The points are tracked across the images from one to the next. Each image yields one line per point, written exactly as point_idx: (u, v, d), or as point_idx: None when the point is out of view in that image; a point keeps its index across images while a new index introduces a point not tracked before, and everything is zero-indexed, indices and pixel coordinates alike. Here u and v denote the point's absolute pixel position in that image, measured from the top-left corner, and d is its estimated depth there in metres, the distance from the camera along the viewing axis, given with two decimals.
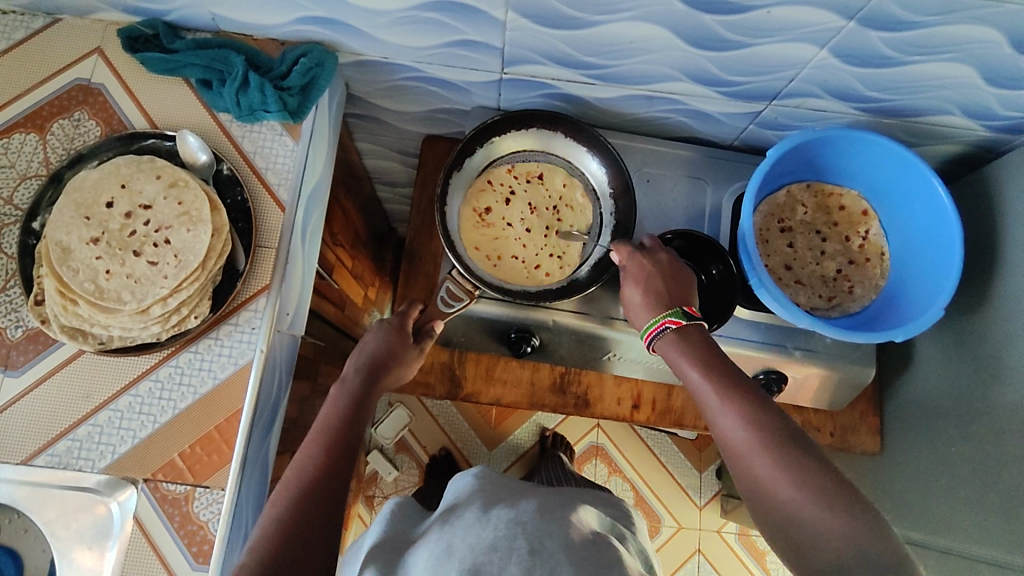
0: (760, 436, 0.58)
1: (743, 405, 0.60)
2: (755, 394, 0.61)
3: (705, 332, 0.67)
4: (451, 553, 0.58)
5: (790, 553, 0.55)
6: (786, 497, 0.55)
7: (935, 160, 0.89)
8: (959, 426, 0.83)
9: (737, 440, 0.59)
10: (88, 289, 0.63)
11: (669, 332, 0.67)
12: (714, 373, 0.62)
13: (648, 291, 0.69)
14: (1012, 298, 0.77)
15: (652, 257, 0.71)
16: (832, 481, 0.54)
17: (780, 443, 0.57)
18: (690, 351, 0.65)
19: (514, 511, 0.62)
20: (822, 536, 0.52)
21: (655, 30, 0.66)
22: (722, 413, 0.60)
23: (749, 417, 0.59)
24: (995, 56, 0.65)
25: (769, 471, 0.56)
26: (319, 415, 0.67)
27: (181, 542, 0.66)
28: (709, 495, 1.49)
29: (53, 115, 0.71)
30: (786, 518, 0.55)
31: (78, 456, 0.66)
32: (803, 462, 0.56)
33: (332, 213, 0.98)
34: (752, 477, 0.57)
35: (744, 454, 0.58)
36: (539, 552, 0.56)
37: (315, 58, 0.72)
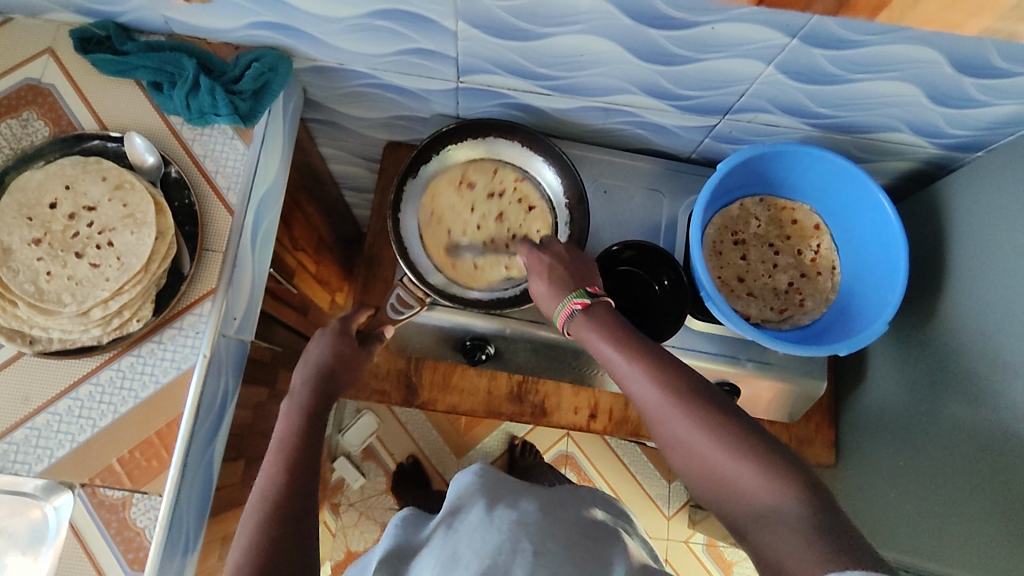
0: (684, 403, 0.56)
1: (654, 370, 0.58)
2: (667, 357, 0.60)
3: (612, 308, 0.65)
4: (457, 561, 0.58)
5: (724, 512, 0.54)
6: (711, 457, 0.54)
7: (889, 176, 0.90)
8: (910, 441, 0.83)
9: (655, 407, 0.57)
10: (27, 290, 0.63)
11: (579, 314, 0.64)
12: (627, 348, 0.60)
13: (551, 280, 0.68)
14: (959, 315, 0.78)
15: (548, 249, 0.72)
16: (751, 433, 0.54)
17: (699, 406, 0.56)
18: (603, 327, 0.63)
19: (517, 512, 0.62)
20: (748, 492, 0.51)
21: (605, 43, 0.67)
22: (637, 382, 0.59)
23: (661, 381, 0.58)
24: (936, 76, 0.67)
25: (697, 439, 0.55)
26: (275, 431, 0.64)
27: (117, 548, 0.65)
28: (677, 506, 1.49)
29: (0, 114, 0.70)
30: (713, 479, 0.54)
31: (14, 460, 0.65)
32: (720, 418, 0.55)
33: (292, 218, 0.98)
34: (674, 441, 0.56)
35: (664, 419, 0.57)
36: (542, 555, 0.57)
37: (268, 62, 0.73)
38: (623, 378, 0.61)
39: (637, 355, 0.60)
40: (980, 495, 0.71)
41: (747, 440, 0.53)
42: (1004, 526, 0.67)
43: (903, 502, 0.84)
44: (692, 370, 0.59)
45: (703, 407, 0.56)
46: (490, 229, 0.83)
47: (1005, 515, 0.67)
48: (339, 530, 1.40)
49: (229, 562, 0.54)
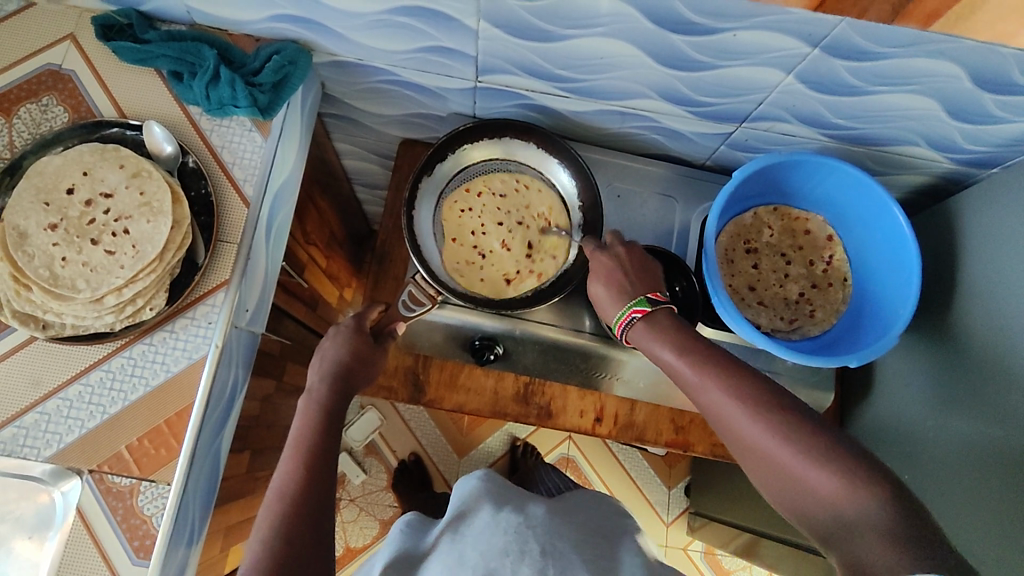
0: (754, 408, 0.56)
1: (728, 384, 0.58)
2: (740, 367, 0.60)
3: (676, 315, 0.66)
4: (464, 563, 0.59)
5: (808, 523, 0.53)
6: (788, 463, 0.53)
7: (903, 189, 0.90)
8: (916, 456, 0.83)
9: (730, 417, 0.58)
10: (42, 275, 0.63)
11: (638, 323, 0.66)
12: (691, 355, 0.61)
13: (613, 286, 0.68)
14: (969, 330, 0.78)
15: (610, 252, 0.70)
16: (829, 438, 0.53)
17: (764, 409, 0.56)
18: (665, 338, 0.64)
19: (523, 516, 0.64)
20: (825, 495, 0.51)
21: (626, 47, 0.67)
22: (709, 396, 0.59)
23: (736, 393, 0.58)
24: (957, 91, 0.67)
25: (767, 444, 0.55)
26: (291, 429, 0.64)
27: (123, 536, 0.65)
28: (676, 512, 1.49)
29: (20, 98, 0.71)
30: (799, 495, 0.53)
31: (24, 444, 0.65)
32: (796, 423, 0.55)
33: (305, 211, 0.98)
34: (751, 451, 0.56)
35: (731, 424, 0.57)
36: (551, 554, 0.59)
37: (288, 56, 0.73)
38: (695, 393, 0.61)
39: (703, 363, 0.60)
40: (984, 512, 0.72)
41: (822, 444, 0.53)
42: (1006, 544, 0.68)
43: None
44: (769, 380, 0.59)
45: (784, 422, 0.55)
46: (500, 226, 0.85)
47: (1008, 532, 0.68)
48: (338, 526, 1.40)
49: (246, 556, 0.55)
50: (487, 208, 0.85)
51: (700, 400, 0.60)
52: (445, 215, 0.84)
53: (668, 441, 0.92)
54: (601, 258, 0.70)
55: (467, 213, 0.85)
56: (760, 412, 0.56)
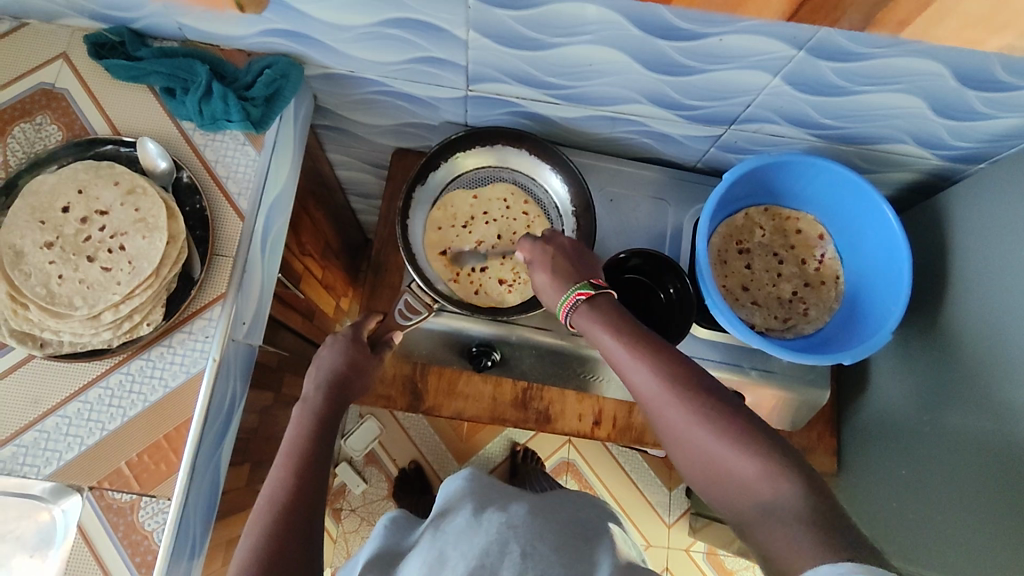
0: (684, 395, 0.57)
1: (689, 401, 0.56)
2: (703, 384, 0.57)
3: (616, 301, 0.66)
4: (444, 561, 0.60)
5: (730, 510, 0.55)
6: (747, 479, 0.52)
7: (892, 187, 0.91)
8: (911, 450, 0.84)
9: (674, 421, 0.57)
10: (39, 293, 0.63)
11: (580, 306, 0.65)
12: (629, 340, 0.61)
13: (557, 271, 0.68)
14: (960, 324, 0.78)
15: (554, 240, 0.71)
16: (777, 445, 0.53)
17: (694, 396, 0.57)
18: (606, 322, 0.63)
19: (505, 514, 0.64)
20: (747, 483, 0.52)
21: (615, 54, 0.68)
22: (665, 408, 0.57)
23: (699, 410, 0.56)
24: (942, 89, 0.68)
25: (695, 431, 0.56)
26: (285, 436, 0.65)
27: (125, 551, 0.65)
28: (678, 513, 1.49)
29: (14, 118, 0.71)
30: (724, 482, 0.54)
31: (23, 462, 0.65)
32: (743, 427, 0.54)
33: (300, 223, 0.98)
34: (693, 450, 0.56)
35: (663, 410, 0.58)
36: (531, 555, 0.59)
37: (280, 70, 0.74)
38: (652, 407, 0.59)
39: (640, 349, 0.60)
40: (979, 504, 0.72)
41: (746, 432, 0.54)
42: (1000, 536, 0.68)
43: (904, 512, 0.84)
44: (734, 399, 0.57)
45: (716, 410, 0.56)
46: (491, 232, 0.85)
47: (1003, 522, 0.68)
48: (339, 536, 1.40)
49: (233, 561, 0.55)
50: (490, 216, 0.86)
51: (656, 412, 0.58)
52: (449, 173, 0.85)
53: None
54: (548, 249, 0.70)
55: (471, 199, 0.86)
56: (721, 430, 0.54)
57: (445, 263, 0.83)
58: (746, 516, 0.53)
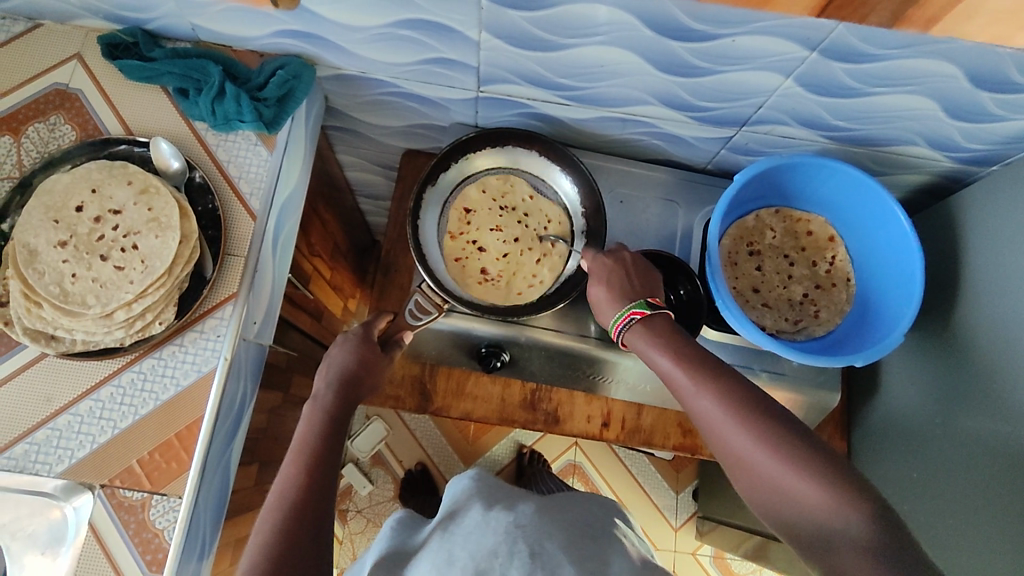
0: (747, 420, 0.56)
1: (754, 428, 0.56)
2: (767, 410, 0.57)
3: (671, 320, 0.66)
4: (453, 562, 0.59)
5: (796, 537, 0.54)
6: (816, 507, 0.52)
7: (903, 189, 0.91)
8: (923, 453, 0.83)
9: (737, 446, 0.56)
10: (52, 292, 0.63)
11: (636, 324, 0.65)
12: (688, 363, 0.61)
13: (613, 288, 0.68)
14: (973, 327, 0.78)
15: (614, 255, 0.71)
16: (843, 470, 0.53)
17: (758, 420, 0.56)
18: (663, 344, 0.63)
19: (514, 514, 0.64)
20: (815, 511, 0.52)
21: (627, 55, 0.68)
22: (729, 433, 0.57)
23: (765, 436, 0.55)
24: (955, 90, 0.67)
25: (759, 457, 0.55)
26: (296, 434, 0.65)
27: (135, 550, 0.65)
28: (685, 517, 1.49)
29: (28, 118, 0.72)
30: (789, 509, 0.54)
31: (35, 460, 0.65)
32: (808, 453, 0.54)
33: (309, 223, 0.99)
34: (757, 476, 0.55)
35: (724, 435, 0.57)
36: (541, 555, 0.59)
37: (292, 71, 0.74)
38: (714, 431, 0.58)
39: (699, 372, 0.60)
40: (993, 508, 0.71)
41: (812, 459, 0.54)
42: (1012, 540, 0.68)
43: (915, 516, 0.84)
44: (802, 426, 0.56)
45: (780, 435, 0.55)
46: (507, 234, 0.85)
47: (1015, 527, 0.68)
48: (346, 537, 1.40)
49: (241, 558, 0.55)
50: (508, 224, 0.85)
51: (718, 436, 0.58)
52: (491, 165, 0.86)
53: (676, 444, 0.92)
54: (607, 264, 0.70)
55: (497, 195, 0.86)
56: (791, 459, 0.54)
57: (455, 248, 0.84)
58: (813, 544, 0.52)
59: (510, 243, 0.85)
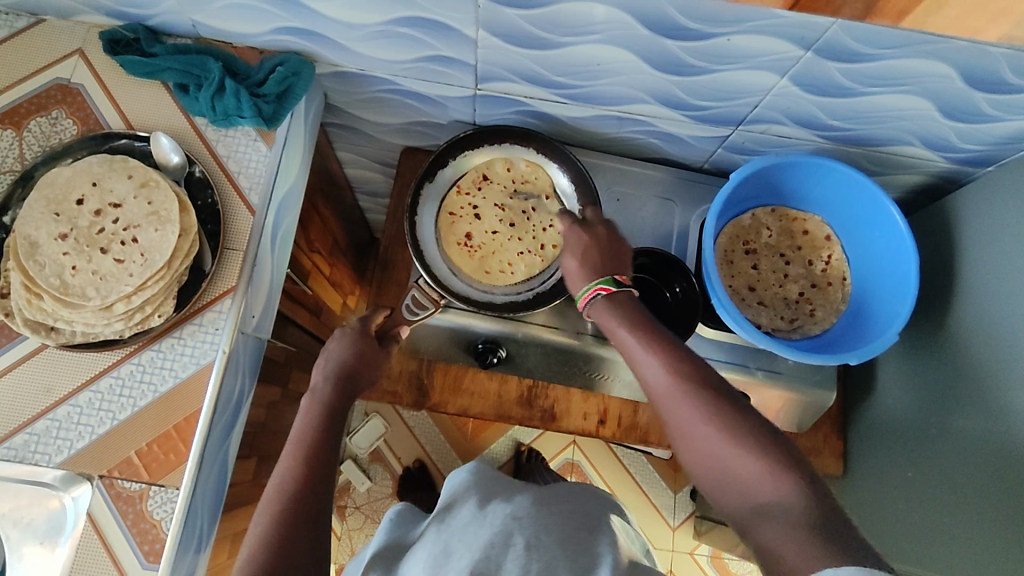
0: (695, 393, 0.57)
1: (696, 398, 0.57)
2: (713, 385, 0.58)
3: (635, 298, 0.66)
4: (450, 554, 0.60)
5: (732, 511, 0.54)
6: (747, 476, 0.52)
7: (900, 189, 0.91)
8: (917, 452, 0.84)
9: (683, 417, 0.57)
10: (53, 284, 0.64)
11: (601, 298, 0.66)
12: (645, 336, 0.62)
13: (584, 261, 0.69)
14: (967, 327, 0.78)
15: (590, 230, 0.72)
16: (779, 445, 0.53)
17: (704, 394, 0.57)
18: (620, 316, 0.64)
19: (510, 507, 0.65)
20: (750, 482, 0.52)
21: (623, 54, 0.68)
22: (671, 402, 0.58)
23: (707, 408, 0.56)
24: (949, 90, 0.68)
25: (703, 427, 0.56)
26: (294, 427, 0.65)
27: (133, 540, 0.66)
28: (682, 516, 1.49)
29: (30, 112, 0.72)
30: (728, 481, 0.54)
31: (35, 450, 0.66)
32: (750, 427, 0.54)
33: (309, 219, 0.99)
34: (700, 447, 0.56)
35: (673, 406, 0.58)
36: (535, 548, 0.59)
37: (292, 67, 0.74)
38: (660, 401, 0.59)
39: (655, 345, 0.61)
40: (986, 508, 0.72)
41: (753, 433, 0.54)
42: (1003, 540, 0.68)
43: (909, 515, 0.84)
44: (746, 403, 0.57)
45: (725, 410, 0.56)
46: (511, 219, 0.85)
47: (1006, 526, 0.68)
48: (344, 533, 1.41)
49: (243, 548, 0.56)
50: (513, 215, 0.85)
51: (662, 406, 0.59)
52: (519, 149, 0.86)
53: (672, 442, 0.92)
54: (582, 239, 0.71)
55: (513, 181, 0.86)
56: (732, 431, 0.54)
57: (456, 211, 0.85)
58: (743, 514, 0.52)
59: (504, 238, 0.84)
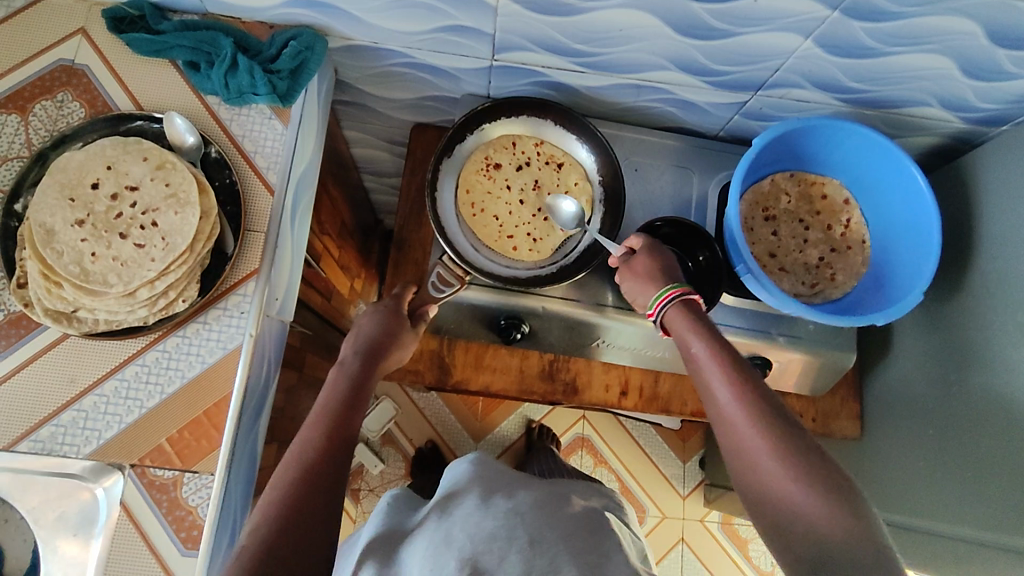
0: (764, 421, 0.59)
1: (769, 431, 0.58)
2: (783, 420, 0.59)
3: (706, 314, 0.69)
4: (450, 543, 0.59)
5: (782, 544, 0.55)
6: (811, 516, 0.54)
7: (913, 151, 0.92)
8: (934, 411, 0.85)
9: (748, 442, 0.59)
10: (72, 271, 0.62)
11: (678, 303, 0.69)
12: (721, 357, 0.63)
13: (659, 271, 0.72)
14: (985, 286, 0.79)
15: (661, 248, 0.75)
16: (839, 486, 0.55)
17: (773, 424, 0.59)
18: (698, 329, 0.66)
19: (511, 501, 0.65)
20: (809, 521, 0.54)
21: (646, 18, 0.67)
22: (740, 425, 0.60)
23: (777, 442, 0.57)
24: (972, 48, 0.67)
25: (766, 457, 0.57)
26: (319, 396, 0.66)
27: (170, 528, 0.66)
28: (692, 485, 1.51)
29: (35, 96, 0.70)
30: (785, 515, 0.55)
31: (63, 442, 0.65)
32: (814, 467, 0.56)
33: (320, 202, 0.98)
34: (760, 475, 0.58)
35: (740, 431, 0.60)
36: (549, 535, 0.60)
37: (305, 41, 0.71)
38: (733, 428, 0.60)
39: (727, 367, 0.63)
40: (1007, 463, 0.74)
41: (817, 471, 0.56)
42: None
43: (929, 471, 0.85)
44: (815, 446, 0.58)
45: (790, 444, 0.57)
46: (531, 203, 0.85)
47: None
48: (359, 516, 1.41)
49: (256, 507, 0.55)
50: (524, 211, 0.84)
51: (734, 431, 0.60)
52: (577, 174, 0.85)
53: (693, 410, 0.93)
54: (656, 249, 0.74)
55: (556, 180, 0.85)
56: (796, 467, 0.56)
57: (500, 149, 0.85)
58: (798, 552, 0.54)
59: (508, 215, 0.84)
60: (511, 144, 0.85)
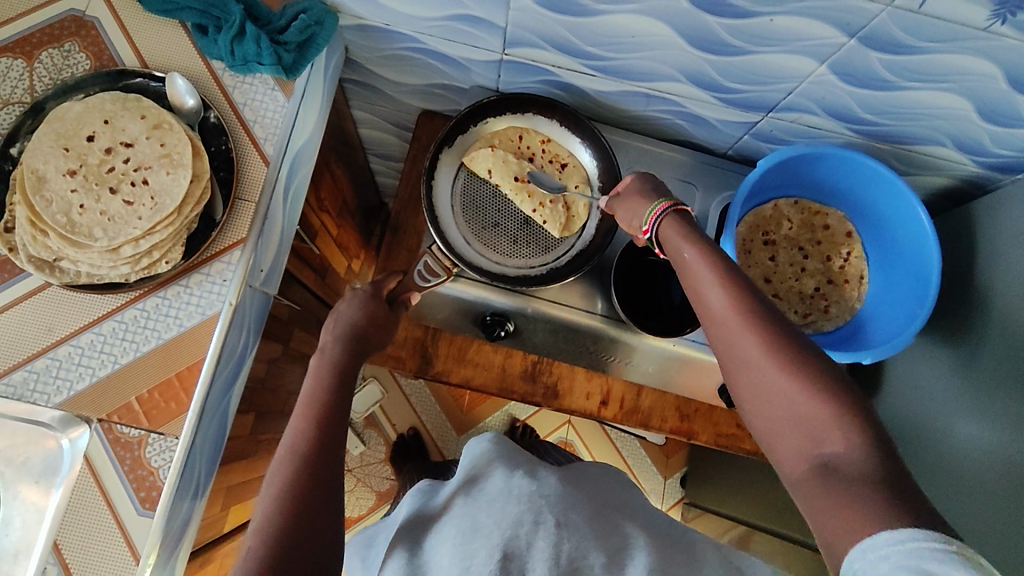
0: (760, 325, 0.53)
1: (770, 336, 0.52)
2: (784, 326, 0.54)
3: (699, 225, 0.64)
4: (478, 531, 0.55)
5: (791, 460, 0.50)
6: (817, 426, 0.49)
7: (924, 191, 0.90)
8: (919, 456, 0.84)
9: (746, 349, 0.53)
10: (59, 221, 0.62)
11: (670, 216, 0.64)
12: (711, 260, 0.58)
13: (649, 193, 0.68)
14: (983, 335, 0.77)
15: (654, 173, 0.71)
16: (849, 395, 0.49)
17: (769, 326, 0.53)
18: (686, 237, 0.61)
19: (537, 483, 0.60)
20: (824, 437, 0.49)
21: (659, 27, 0.66)
22: (735, 329, 0.54)
23: (779, 351, 0.52)
24: (991, 91, 0.65)
25: (763, 363, 0.52)
26: (303, 389, 0.64)
27: (130, 486, 0.66)
28: (671, 502, 1.50)
29: (43, 43, 0.70)
30: (794, 427, 0.50)
31: (34, 389, 0.65)
32: (818, 374, 0.50)
33: (321, 177, 0.97)
34: (758, 384, 0.52)
35: (735, 336, 0.54)
36: (565, 525, 0.56)
37: (316, 16, 0.71)
38: (728, 334, 0.55)
39: (720, 271, 0.57)
40: (995, 521, 0.71)
41: (823, 379, 0.50)
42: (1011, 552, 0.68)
43: None
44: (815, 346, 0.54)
45: (792, 350, 0.52)
46: None
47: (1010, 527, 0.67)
48: None
49: (256, 513, 0.54)
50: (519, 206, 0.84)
51: (729, 337, 0.54)
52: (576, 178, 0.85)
53: (672, 428, 0.93)
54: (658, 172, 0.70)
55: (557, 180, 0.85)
56: (798, 371, 0.51)
57: (504, 141, 0.84)
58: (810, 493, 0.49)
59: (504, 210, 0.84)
60: (518, 138, 0.85)
